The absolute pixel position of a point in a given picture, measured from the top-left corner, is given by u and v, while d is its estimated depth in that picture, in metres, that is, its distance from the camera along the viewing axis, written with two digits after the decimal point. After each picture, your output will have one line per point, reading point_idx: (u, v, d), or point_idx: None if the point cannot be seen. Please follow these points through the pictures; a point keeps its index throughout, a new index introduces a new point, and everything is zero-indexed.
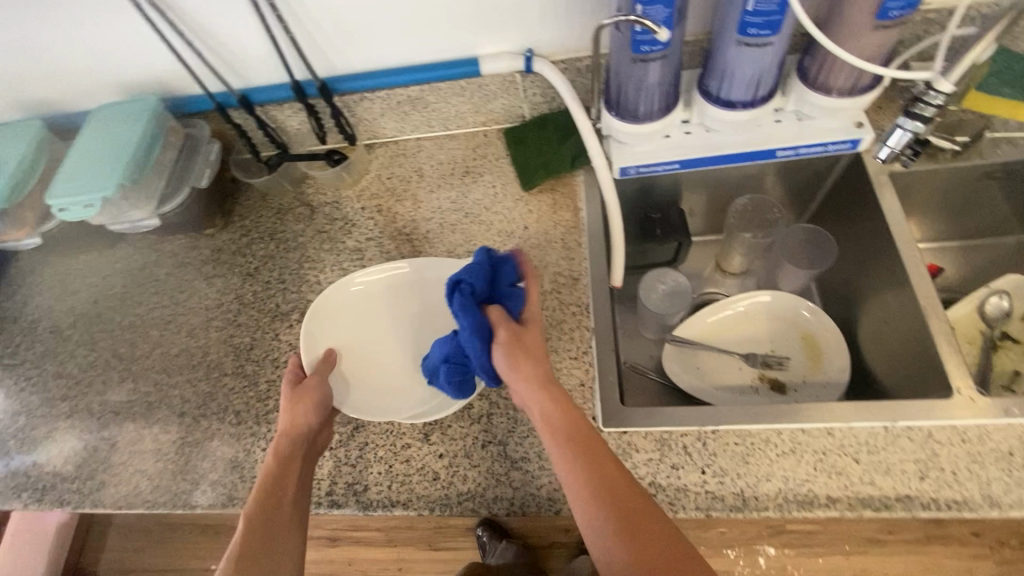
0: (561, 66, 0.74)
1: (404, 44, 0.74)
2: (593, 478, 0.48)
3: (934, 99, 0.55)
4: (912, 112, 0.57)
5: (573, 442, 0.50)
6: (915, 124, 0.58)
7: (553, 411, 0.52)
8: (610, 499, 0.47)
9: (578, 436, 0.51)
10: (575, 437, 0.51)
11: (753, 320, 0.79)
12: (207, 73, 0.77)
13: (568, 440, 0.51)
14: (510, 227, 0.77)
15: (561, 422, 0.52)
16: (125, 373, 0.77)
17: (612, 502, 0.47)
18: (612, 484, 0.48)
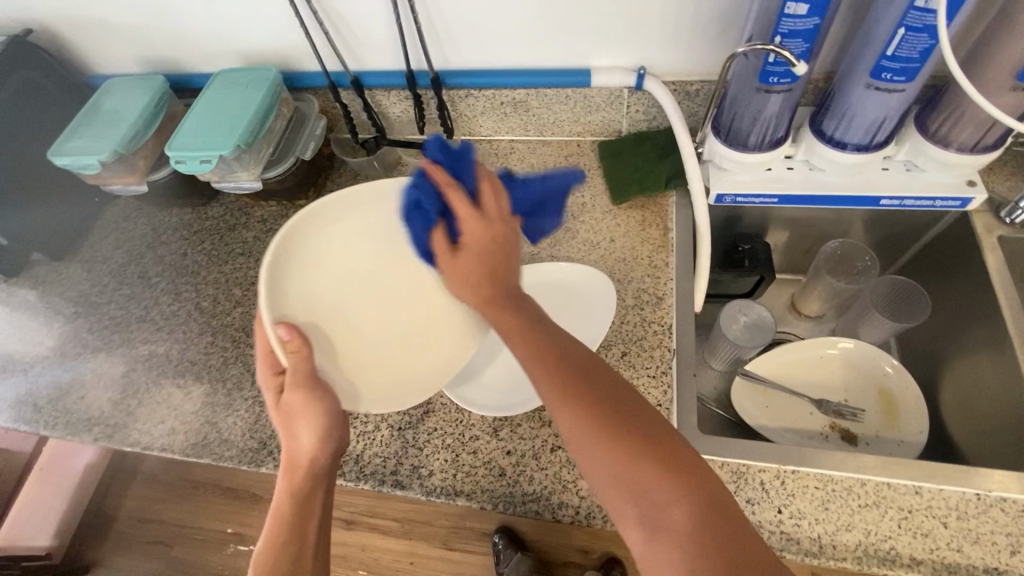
0: (671, 87, 0.75)
1: (522, 47, 0.76)
2: (591, 404, 0.42)
3: None
4: None
5: (583, 397, 0.43)
6: None
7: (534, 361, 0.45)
8: (647, 445, 0.41)
9: (590, 386, 0.44)
10: (582, 374, 0.44)
11: (828, 366, 0.77)
12: (327, 52, 0.80)
13: (575, 393, 0.43)
14: (596, 237, 0.77)
15: (567, 372, 0.44)
16: (206, 326, 0.79)
17: (630, 444, 0.41)
18: (638, 428, 0.42)
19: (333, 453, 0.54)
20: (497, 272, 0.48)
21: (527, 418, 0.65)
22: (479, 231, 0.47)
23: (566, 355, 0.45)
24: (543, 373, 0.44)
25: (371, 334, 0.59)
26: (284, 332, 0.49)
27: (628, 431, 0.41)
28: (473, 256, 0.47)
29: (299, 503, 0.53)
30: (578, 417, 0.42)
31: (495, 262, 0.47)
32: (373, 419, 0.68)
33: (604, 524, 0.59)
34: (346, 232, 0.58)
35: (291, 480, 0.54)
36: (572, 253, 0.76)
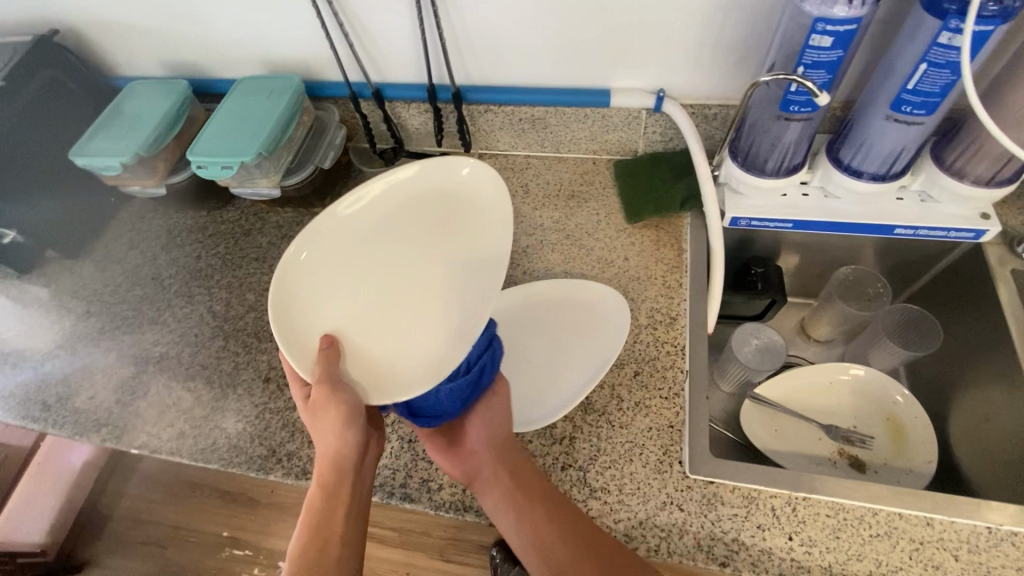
0: (690, 110, 0.75)
1: (544, 65, 0.77)
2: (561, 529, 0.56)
3: None
4: None
5: (535, 506, 0.57)
6: None
7: (506, 513, 0.58)
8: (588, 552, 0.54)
9: (535, 496, 0.58)
10: (530, 496, 0.58)
11: (838, 392, 0.77)
12: (350, 63, 0.81)
13: (517, 501, 0.58)
14: (610, 256, 0.77)
15: (517, 481, 0.59)
16: (218, 330, 0.80)
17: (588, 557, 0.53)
18: (570, 523, 0.56)
19: (358, 446, 0.58)
20: (501, 436, 0.63)
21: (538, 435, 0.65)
22: (500, 423, 0.64)
23: (523, 477, 0.59)
24: (500, 508, 0.59)
25: (375, 338, 0.61)
26: (323, 341, 0.57)
27: (561, 526, 0.56)
28: (483, 444, 0.63)
29: (329, 495, 0.57)
30: (520, 519, 0.57)
31: (501, 454, 0.61)
32: (384, 430, 0.68)
33: None
34: (341, 244, 0.64)
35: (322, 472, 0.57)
36: (586, 270, 0.77)
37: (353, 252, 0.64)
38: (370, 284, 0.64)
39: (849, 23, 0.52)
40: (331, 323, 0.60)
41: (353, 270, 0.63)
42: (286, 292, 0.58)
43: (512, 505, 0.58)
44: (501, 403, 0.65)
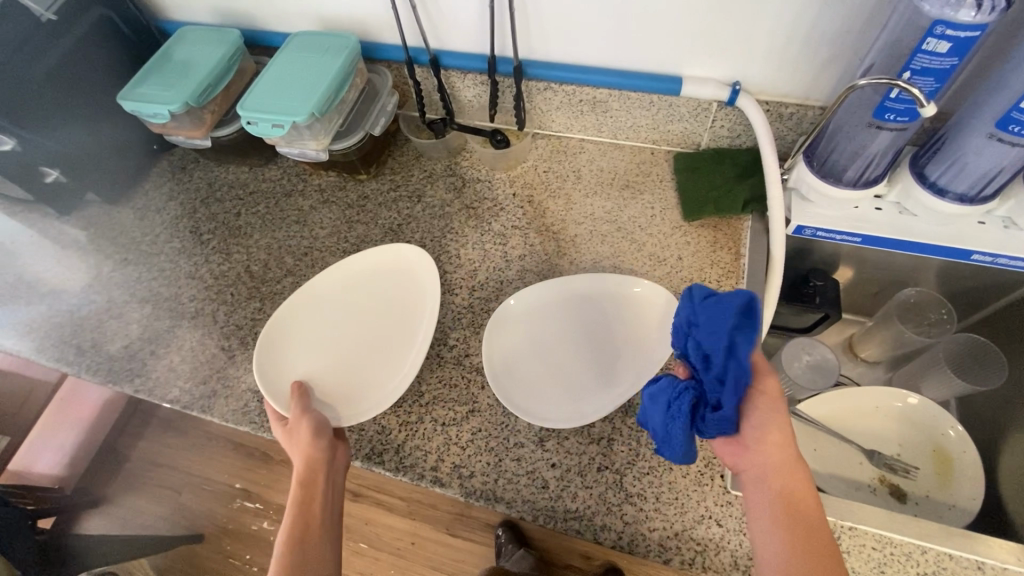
0: (764, 107, 0.71)
1: (614, 46, 0.72)
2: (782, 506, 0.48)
3: None
4: None
5: (776, 455, 0.50)
6: None
7: (771, 452, 0.50)
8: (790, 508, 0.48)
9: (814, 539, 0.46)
10: (810, 531, 0.47)
11: (884, 416, 0.74)
12: (410, 27, 0.77)
13: (787, 534, 0.47)
14: (663, 253, 0.74)
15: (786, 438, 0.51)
16: (254, 292, 0.78)
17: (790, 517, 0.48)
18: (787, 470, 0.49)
19: (324, 459, 0.60)
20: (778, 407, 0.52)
21: (575, 432, 0.63)
22: (777, 441, 0.50)
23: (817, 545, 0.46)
24: (775, 530, 0.48)
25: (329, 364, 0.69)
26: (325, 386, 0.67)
27: (779, 470, 0.50)
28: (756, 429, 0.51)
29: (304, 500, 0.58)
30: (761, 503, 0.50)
31: (782, 483, 0.49)
32: (417, 410, 0.66)
33: (646, 554, 0.57)
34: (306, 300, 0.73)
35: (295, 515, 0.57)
36: (636, 265, 0.74)
37: (318, 316, 0.73)
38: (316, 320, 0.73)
39: (973, 31, 0.47)
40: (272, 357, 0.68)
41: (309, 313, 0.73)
42: (266, 346, 0.68)
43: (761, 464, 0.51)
44: (776, 416, 0.51)
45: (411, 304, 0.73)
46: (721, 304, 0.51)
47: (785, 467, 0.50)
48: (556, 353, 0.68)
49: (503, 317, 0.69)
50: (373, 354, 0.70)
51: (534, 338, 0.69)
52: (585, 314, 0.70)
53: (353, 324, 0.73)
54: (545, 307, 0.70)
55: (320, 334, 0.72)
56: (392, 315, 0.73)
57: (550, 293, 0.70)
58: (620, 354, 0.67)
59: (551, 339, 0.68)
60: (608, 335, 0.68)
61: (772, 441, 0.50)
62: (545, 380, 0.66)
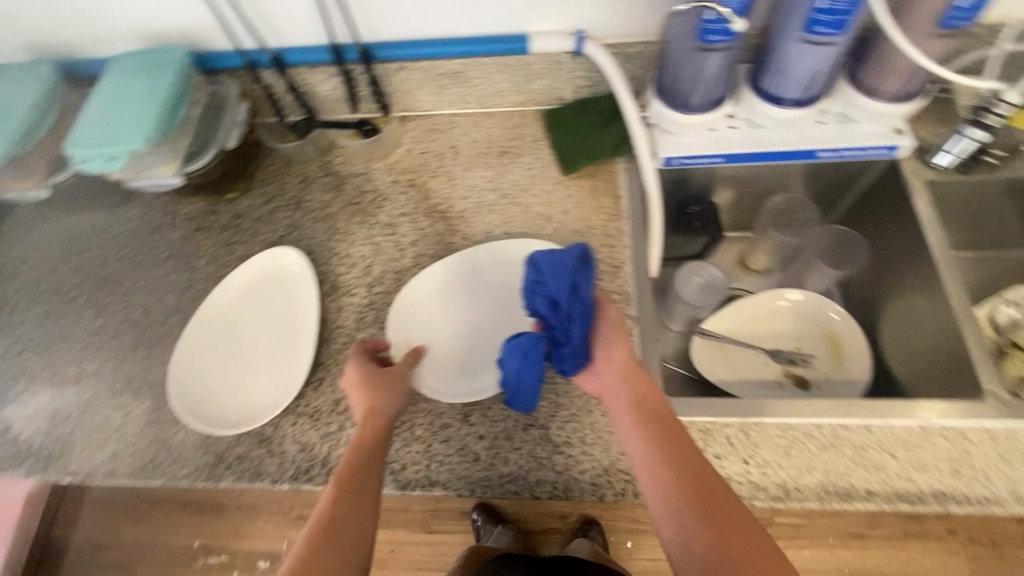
0: (611, 49, 0.73)
1: (455, 12, 0.71)
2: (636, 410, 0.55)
3: (997, 111, 0.65)
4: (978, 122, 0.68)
5: (626, 372, 0.58)
6: (976, 132, 0.68)
7: (619, 372, 0.58)
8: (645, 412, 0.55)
9: (665, 427, 0.53)
10: (658, 421, 0.54)
11: (779, 317, 0.80)
12: (242, 29, 0.73)
13: (641, 430, 0.54)
14: (550, 210, 0.76)
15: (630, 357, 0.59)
16: (140, 339, 0.73)
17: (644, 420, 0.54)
18: (638, 382, 0.57)
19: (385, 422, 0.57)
20: (618, 335, 0.60)
21: (496, 400, 0.64)
22: (622, 358, 0.58)
23: (674, 434, 0.53)
24: (633, 431, 0.54)
25: (233, 380, 0.67)
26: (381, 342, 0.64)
27: (630, 383, 0.57)
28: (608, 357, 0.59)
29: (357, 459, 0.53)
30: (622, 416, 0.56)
31: (632, 389, 0.57)
32: (337, 418, 0.65)
33: (581, 495, 0.59)
34: (203, 324, 0.70)
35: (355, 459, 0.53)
36: (526, 227, 0.75)
37: (221, 347, 0.69)
38: (209, 341, 0.69)
39: None
40: (180, 395, 0.65)
41: (203, 335, 0.69)
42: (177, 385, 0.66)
43: (617, 385, 0.57)
44: (615, 339, 0.60)
45: (293, 292, 0.71)
46: (559, 257, 0.56)
47: (630, 377, 0.57)
48: (473, 329, 0.68)
49: (402, 312, 0.69)
50: (271, 354, 0.68)
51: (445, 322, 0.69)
52: (497, 283, 0.71)
53: (244, 334, 0.70)
54: (450, 287, 0.71)
55: (227, 365, 0.68)
56: (278, 310, 0.71)
57: (445, 272, 0.71)
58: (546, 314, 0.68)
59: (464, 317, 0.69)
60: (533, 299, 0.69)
61: (621, 361, 0.58)
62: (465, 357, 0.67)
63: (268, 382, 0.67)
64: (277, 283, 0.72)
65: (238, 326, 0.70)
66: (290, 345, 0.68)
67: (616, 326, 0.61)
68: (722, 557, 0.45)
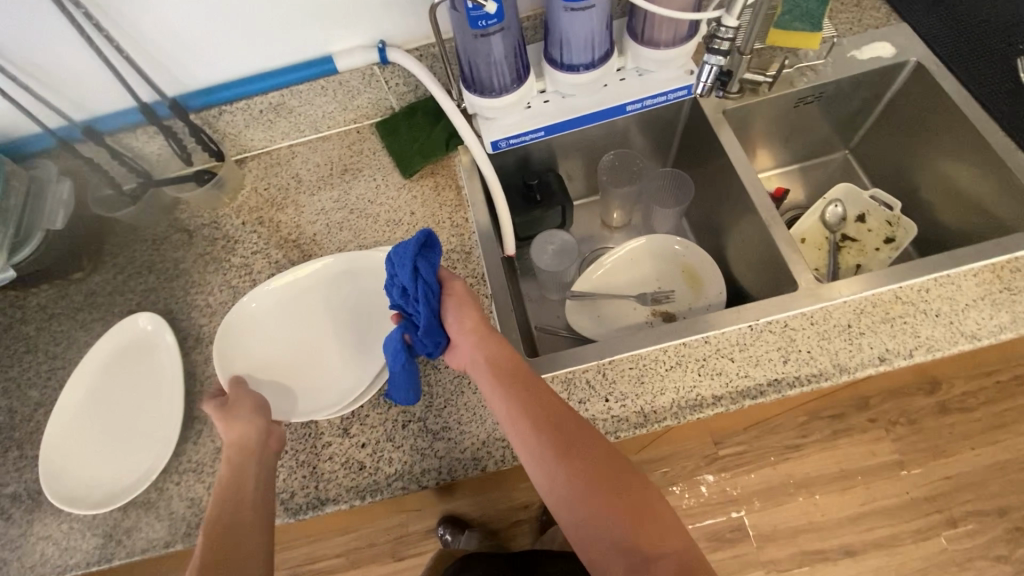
0: (415, 53, 0.77)
1: (255, 49, 0.73)
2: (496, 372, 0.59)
3: (725, 35, 0.62)
4: (714, 49, 0.64)
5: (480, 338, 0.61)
6: (718, 59, 0.65)
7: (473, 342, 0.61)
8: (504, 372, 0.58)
9: (519, 382, 0.58)
10: (515, 377, 0.58)
11: (638, 263, 0.86)
12: (44, 109, 0.72)
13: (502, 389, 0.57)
14: (398, 215, 0.78)
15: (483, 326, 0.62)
16: (7, 442, 0.70)
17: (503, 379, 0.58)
18: (495, 346, 0.61)
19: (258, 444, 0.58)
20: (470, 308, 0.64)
21: (373, 407, 0.66)
22: (471, 326, 0.62)
23: (527, 387, 0.57)
24: (495, 392, 0.58)
25: (106, 456, 0.66)
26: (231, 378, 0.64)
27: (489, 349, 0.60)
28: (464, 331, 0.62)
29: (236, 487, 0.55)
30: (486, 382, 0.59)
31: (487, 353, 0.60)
32: (222, 464, 0.65)
33: (466, 472, 0.61)
34: (67, 409, 0.68)
35: (227, 490, 0.54)
36: (379, 236, 0.77)
37: (89, 428, 0.67)
38: (76, 425, 0.68)
39: None
40: (52, 485, 0.64)
41: (69, 421, 0.68)
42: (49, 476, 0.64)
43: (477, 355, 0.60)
44: (466, 310, 0.63)
45: (155, 355, 0.71)
46: (402, 246, 0.58)
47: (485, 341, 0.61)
48: (312, 344, 0.70)
49: (233, 341, 0.68)
50: (141, 420, 0.68)
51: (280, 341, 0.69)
52: (336, 291, 0.72)
53: (110, 409, 0.68)
54: (278, 305, 0.71)
55: (99, 442, 0.67)
56: (141, 376, 0.70)
57: (277, 292, 0.71)
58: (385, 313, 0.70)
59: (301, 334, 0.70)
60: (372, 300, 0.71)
61: (470, 328, 0.62)
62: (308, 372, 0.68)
63: (142, 449, 0.66)
64: (138, 351, 0.72)
65: (104, 402, 0.69)
66: (163, 405, 0.68)
67: (460, 296, 0.64)
68: (582, 490, 0.51)
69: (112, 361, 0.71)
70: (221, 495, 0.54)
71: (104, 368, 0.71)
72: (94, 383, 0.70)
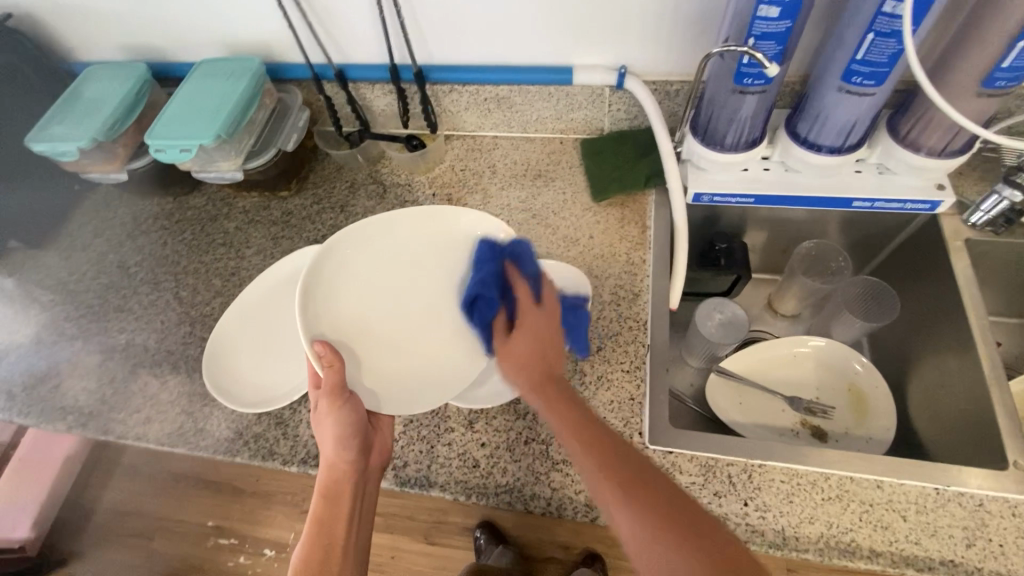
0: (652, 86, 0.76)
1: (506, 42, 0.76)
2: (588, 450, 0.50)
3: None
4: (1013, 181, 0.67)
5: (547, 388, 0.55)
6: (1014, 191, 0.67)
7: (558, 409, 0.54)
8: (597, 453, 0.50)
9: (575, 404, 0.54)
10: (611, 456, 0.49)
11: (801, 364, 0.79)
12: (312, 45, 0.80)
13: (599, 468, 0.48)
14: (576, 234, 0.78)
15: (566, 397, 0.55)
16: (185, 316, 0.79)
17: (598, 456, 0.49)
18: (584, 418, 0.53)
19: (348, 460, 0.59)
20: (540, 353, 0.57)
21: (502, 411, 0.66)
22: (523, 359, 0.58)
23: (573, 401, 0.54)
24: (592, 469, 0.49)
25: (263, 360, 0.72)
26: (318, 348, 0.54)
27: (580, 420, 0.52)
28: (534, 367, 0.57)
29: (332, 497, 0.59)
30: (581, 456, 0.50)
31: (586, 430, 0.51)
32: None
33: (574, 515, 0.59)
34: (245, 306, 0.75)
35: (326, 497, 0.59)
36: (552, 248, 0.77)
37: (256, 329, 0.74)
38: (247, 322, 0.74)
39: None
40: (215, 367, 0.70)
41: (243, 317, 0.75)
42: (214, 358, 0.71)
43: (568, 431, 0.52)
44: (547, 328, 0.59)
45: None
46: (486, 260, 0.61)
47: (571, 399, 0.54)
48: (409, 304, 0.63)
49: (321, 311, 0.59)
50: (300, 339, 0.73)
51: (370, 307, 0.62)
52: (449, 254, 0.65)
53: (277, 319, 0.75)
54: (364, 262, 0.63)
55: (260, 346, 0.73)
56: None
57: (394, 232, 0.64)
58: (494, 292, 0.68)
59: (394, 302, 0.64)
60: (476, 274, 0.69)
61: (517, 345, 0.58)
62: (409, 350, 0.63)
63: (295, 366, 0.71)
64: None
65: (274, 311, 0.75)
66: None
67: (549, 313, 0.60)
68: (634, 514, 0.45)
69: (291, 276, 0.78)
70: (315, 526, 0.58)
71: (282, 282, 0.78)
72: (271, 291, 0.77)
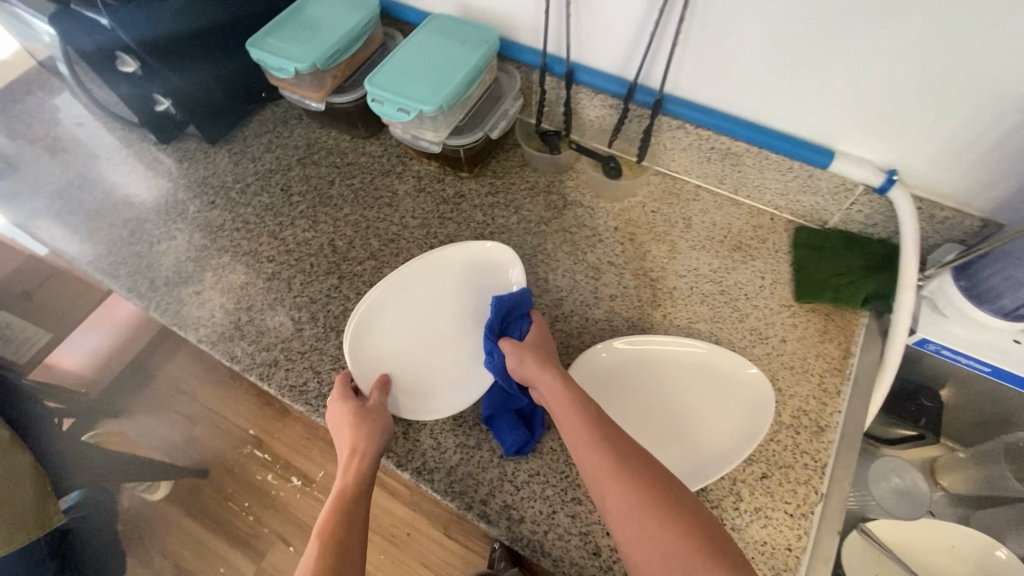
0: (918, 204, 0.65)
1: (771, 101, 0.66)
2: (587, 425, 0.50)
3: None
4: None
5: (566, 401, 0.53)
6: None
7: (561, 406, 0.53)
8: (602, 436, 0.49)
9: (578, 398, 0.53)
10: (618, 438, 0.49)
11: (957, 559, 0.70)
12: (556, 34, 0.73)
13: (599, 449, 0.48)
14: (766, 330, 0.68)
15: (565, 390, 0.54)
16: (334, 267, 0.76)
17: (601, 438, 0.49)
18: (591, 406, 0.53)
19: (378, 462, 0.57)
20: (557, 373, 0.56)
21: None
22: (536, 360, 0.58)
23: (577, 393, 0.54)
24: (593, 446, 0.49)
25: (400, 341, 0.67)
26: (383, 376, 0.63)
27: (592, 412, 0.52)
28: (544, 366, 0.57)
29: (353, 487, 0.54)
30: (570, 424, 0.51)
31: (572, 399, 0.53)
32: (479, 436, 0.63)
33: None
34: (405, 278, 0.70)
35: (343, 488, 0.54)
36: (734, 338, 0.68)
37: (405, 307, 0.69)
38: (400, 298, 0.69)
39: None
40: (359, 331, 0.65)
41: (399, 291, 0.69)
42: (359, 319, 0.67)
43: (563, 408, 0.53)
44: (544, 348, 0.61)
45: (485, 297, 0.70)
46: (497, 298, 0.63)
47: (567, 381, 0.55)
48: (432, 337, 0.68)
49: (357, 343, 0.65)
50: (442, 338, 0.68)
51: (408, 337, 0.68)
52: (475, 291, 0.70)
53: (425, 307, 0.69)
54: (407, 296, 0.69)
55: (402, 323, 0.68)
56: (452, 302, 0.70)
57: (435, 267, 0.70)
58: (659, 397, 0.63)
59: (439, 334, 0.68)
60: (659, 376, 0.64)
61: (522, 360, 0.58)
62: (453, 362, 0.67)
63: (424, 360, 0.67)
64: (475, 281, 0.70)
65: (428, 300, 0.70)
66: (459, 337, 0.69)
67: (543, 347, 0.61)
68: (625, 490, 0.45)
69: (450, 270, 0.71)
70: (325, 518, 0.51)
71: (441, 274, 0.71)
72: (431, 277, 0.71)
